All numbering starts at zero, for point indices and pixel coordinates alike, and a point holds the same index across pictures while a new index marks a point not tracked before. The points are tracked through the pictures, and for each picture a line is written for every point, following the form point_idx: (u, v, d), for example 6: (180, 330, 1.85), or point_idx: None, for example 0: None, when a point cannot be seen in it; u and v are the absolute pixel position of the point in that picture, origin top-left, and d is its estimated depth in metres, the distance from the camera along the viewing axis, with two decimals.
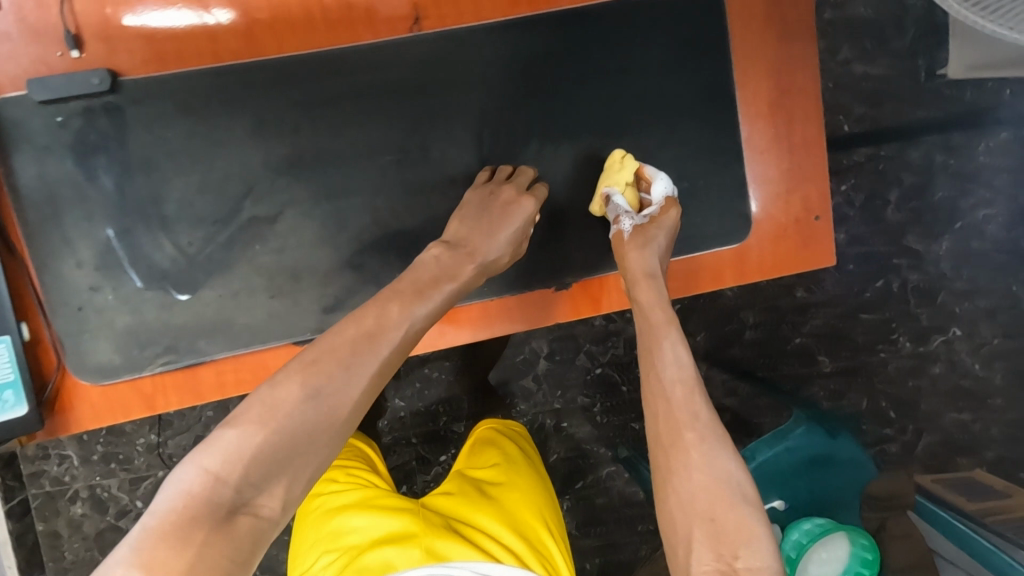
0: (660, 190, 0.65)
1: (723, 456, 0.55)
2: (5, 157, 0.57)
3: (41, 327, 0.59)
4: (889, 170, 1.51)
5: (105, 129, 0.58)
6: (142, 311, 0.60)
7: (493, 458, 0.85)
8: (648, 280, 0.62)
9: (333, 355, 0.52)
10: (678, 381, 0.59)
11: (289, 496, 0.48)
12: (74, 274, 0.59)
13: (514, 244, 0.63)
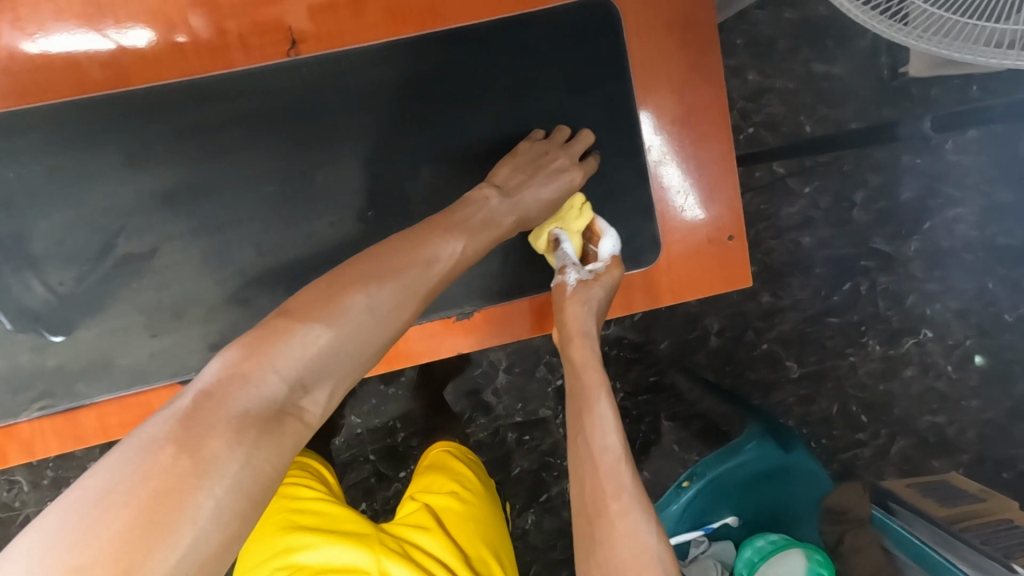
0: (610, 249, 0.81)
1: (641, 525, 0.69)
2: None
3: None
4: (846, 171, 1.54)
5: None
6: (19, 357, 0.76)
7: (450, 483, 0.98)
8: (582, 336, 0.81)
9: (401, 277, 0.67)
10: (617, 449, 0.74)
11: (333, 393, 0.61)
12: None
13: (550, 203, 0.82)
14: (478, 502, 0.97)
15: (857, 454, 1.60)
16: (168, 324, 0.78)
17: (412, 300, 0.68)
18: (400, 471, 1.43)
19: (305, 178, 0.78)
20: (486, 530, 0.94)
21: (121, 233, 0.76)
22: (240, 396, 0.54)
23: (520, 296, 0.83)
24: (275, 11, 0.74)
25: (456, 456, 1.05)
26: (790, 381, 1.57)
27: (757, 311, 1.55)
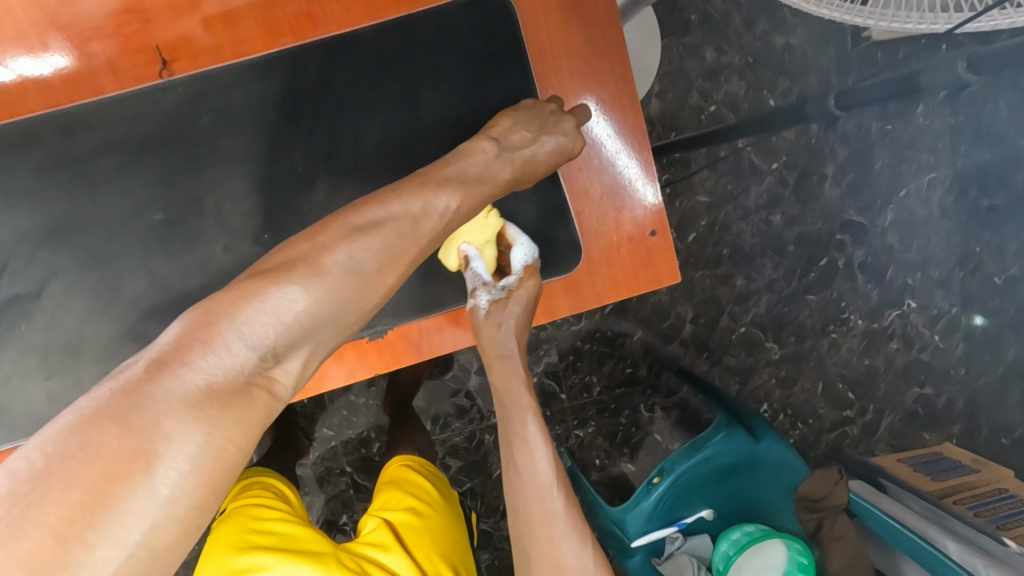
0: (528, 258, 0.79)
1: (576, 547, 0.68)
2: None
3: None
4: (814, 144, 1.50)
5: None
6: None
7: (407, 498, 0.86)
8: (502, 360, 0.80)
9: (381, 234, 0.62)
10: (547, 476, 0.72)
11: (308, 358, 0.57)
12: None
13: (549, 162, 0.75)
14: (444, 519, 0.87)
15: (844, 433, 1.57)
16: (64, 364, 0.75)
17: (396, 257, 0.63)
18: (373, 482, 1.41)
19: (193, 203, 0.76)
20: (454, 551, 0.84)
21: (3, 272, 0.74)
22: (199, 366, 0.51)
23: (435, 311, 0.80)
24: (144, 32, 0.72)
25: (416, 471, 0.94)
26: (770, 363, 1.54)
27: (731, 295, 1.51)
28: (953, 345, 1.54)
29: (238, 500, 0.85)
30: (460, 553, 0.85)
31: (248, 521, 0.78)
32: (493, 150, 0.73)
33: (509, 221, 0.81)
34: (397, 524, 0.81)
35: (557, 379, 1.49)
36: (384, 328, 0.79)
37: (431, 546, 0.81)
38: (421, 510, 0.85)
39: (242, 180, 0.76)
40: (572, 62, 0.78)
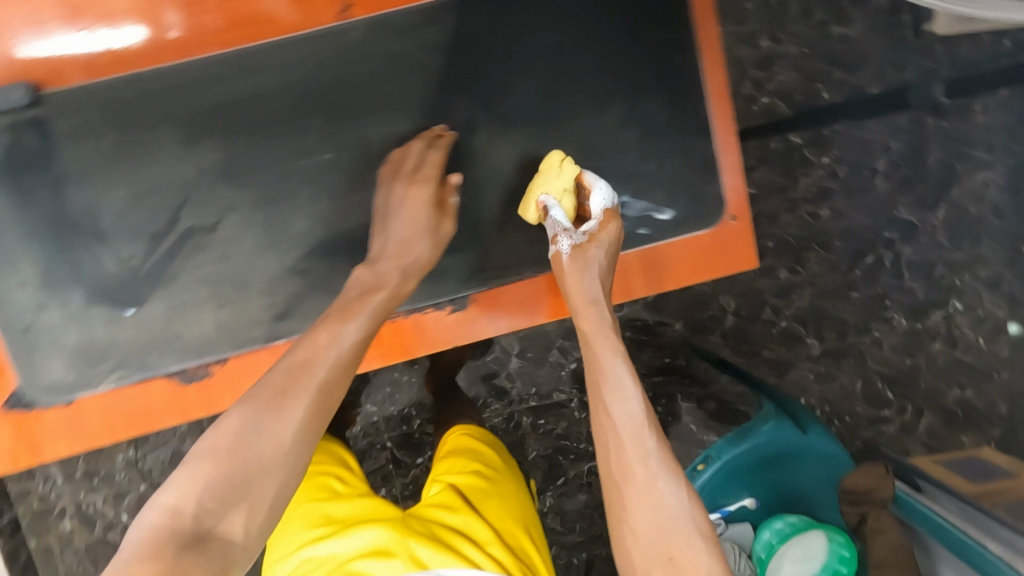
0: (609, 202, 0.80)
1: (673, 488, 0.63)
2: None
3: (9, 365, 0.76)
4: (867, 138, 1.48)
5: (36, 143, 0.76)
6: (89, 328, 0.77)
7: (473, 464, 0.89)
8: (591, 305, 0.76)
9: (279, 377, 0.63)
10: (639, 416, 0.67)
11: (247, 523, 0.55)
12: (20, 293, 0.76)
13: (431, 232, 0.77)
14: (509, 485, 0.88)
15: (882, 432, 1.54)
16: (233, 295, 0.79)
17: (319, 398, 0.62)
18: (417, 458, 1.45)
19: (280, 167, 0.79)
20: (524, 512, 0.85)
21: (103, 222, 0.77)
22: (158, 543, 0.51)
23: (502, 282, 0.83)
24: (249, 2, 0.75)
25: (475, 440, 0.96)
26: (809, 358, 1.54)
27: (773, 287, 1.51)
28: (998, 347, 1.50)
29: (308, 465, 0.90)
30: (528, 516, 0.85)
31: (318, 493, 0.84)
32: (380, 249, 0.76)
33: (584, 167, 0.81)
34: (462, 489, 0.83)
35: None
36: (468, 294, 0.82)
37: (498, 509, 0.82)
38: (483, 476, 0.86)
39: (351, 145, 0.80)
40: (651, 51, 0.81)
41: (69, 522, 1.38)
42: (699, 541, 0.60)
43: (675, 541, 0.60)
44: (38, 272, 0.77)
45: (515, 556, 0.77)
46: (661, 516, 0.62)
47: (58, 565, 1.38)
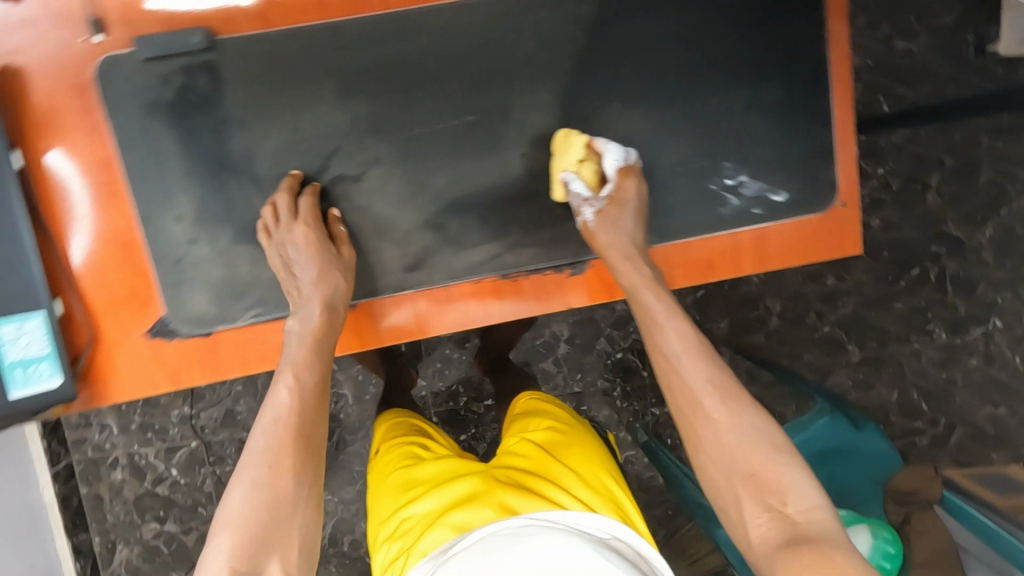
0: (621, 160, 0.61)
1: (747, 413, 0.55)
2: (44, 141, 0.57)
3: (73, 303, 0.60)
4: (918, 152, 1.50)
5: (203, 85, 0.58)
6: (236, 266, 0.62)
7: (547, 421, 0.92)
8: (626, 259, 0.60)
9: (263, 424, 0.54)
10: (681, 348, 0.58)
11: (287, 565, 0.48)
12: (174, 228, 0.60)
13: (331, 267, 0.60)
14: (584, 436, 0.91)
15: (913, 442, 1.58)
16: None
17: (299, 424, 0.54)
18: (461, 435, 1.49)
19: None
20: (603, 459, 0.88)
21: None
22: None
23: None
24: None
25: (546, 403, 0.99)
26: (849, 365, 1.56)
27: (819, 292, 1.53)
28: None
29: (395, 433, 0.96)
30: (608, 462, 0.88)
31: (408, 456, 0.89)
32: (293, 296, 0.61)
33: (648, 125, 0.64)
34: (540, 443, 0.87)
35: (641, 356, 1.51)
36: (587, 260, 0.65)
37: (576, 457, 0.85)
38: (557, 431, 0.89)
39: None
40: None
41: (120, 473, 1.40)
42: (780, 459, 0.53)
43: (751, 464, 0.53)
44: (197, 206, 0.60)
45: (601, 498, 0.80)
46: (730, 441, 0.54)
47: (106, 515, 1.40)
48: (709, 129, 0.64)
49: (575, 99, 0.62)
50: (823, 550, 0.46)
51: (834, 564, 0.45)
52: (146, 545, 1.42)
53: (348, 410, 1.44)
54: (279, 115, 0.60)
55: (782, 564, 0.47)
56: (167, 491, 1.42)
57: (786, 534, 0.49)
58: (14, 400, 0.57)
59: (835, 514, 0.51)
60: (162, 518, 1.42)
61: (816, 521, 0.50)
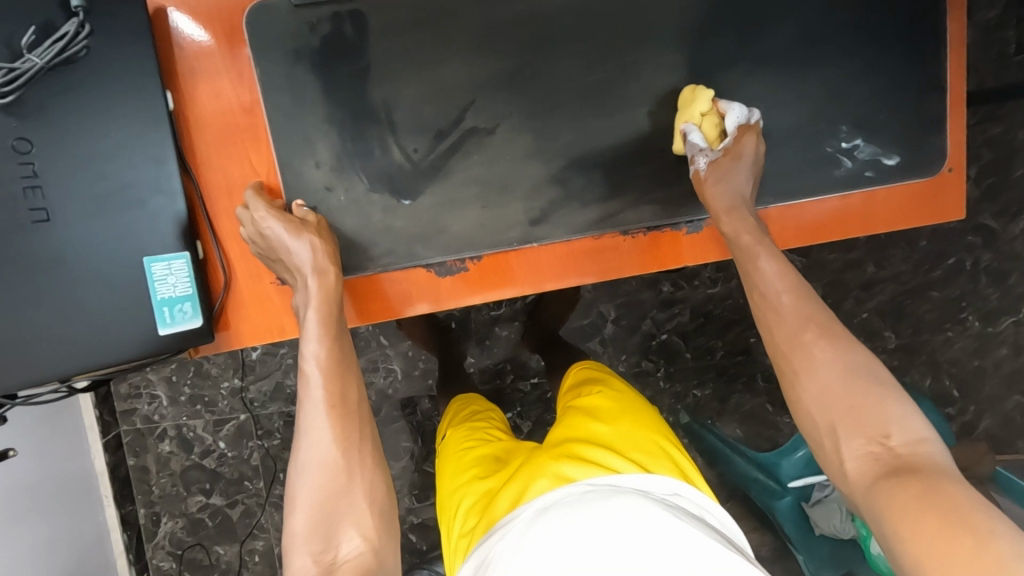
0: (744, 117, 0.64)
1: (855, 348, 0.56)
2: (190, 85, 0.58)
3: (212, 247, 0.61)
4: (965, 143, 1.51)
5: (349, 33, 0.60)
6: (369, 214, 0.63)
7: (597, 387, 0.76)
8: (731, 211, 0.62)
9: (310, 411, 0.57)
10: (781, 289, 0.60)
11: (363, 528, 0.55)
12: (313, 173, 0.61)
13: (306, 229, 0.59)
14: (641, 400, 0.74)
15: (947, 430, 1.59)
16: None
17: (334, 400, 0.57)
18: (507, 411, 1.50)
19: None
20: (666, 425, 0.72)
21: None
22: None
23: None
24: None
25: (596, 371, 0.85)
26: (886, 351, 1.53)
27: (859, 280, 1.50)
28: None
29: (459, 432, 0.88)
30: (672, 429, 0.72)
31: (466, 454, 0.80)
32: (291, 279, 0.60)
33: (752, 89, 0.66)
34: (596, 411, 0.71)
35: (685, 339, 1.51)
36: (703, 220, 0.68)
37: (624, 414, 0.70)
38: (601, 393, 0.75)
39: None
40: None
41: (167, 445, 1.33)
42: (881, 392, 0.54)
43: (855, 396, 0.54)
44: (337, 153, 0.61)
45: (663, 457, 0.65)
46: (828, 375, 0.55)
47: (152, 487, 1.33)
48: (828, 94, 0.66)
49: (702, 59, 0.64)
50: (932, 477, 0.48)
51: (943, 490, 0.46)
52: (191, 517, 1.35)
53: (397, 385, 1.44)
54: (420, 65, 0.61)
55: (888, 488, 0.49)
56: (216, 464, 1.33)
57: (889, 465, 0.50)
58: (162, 337, 0.57)
59: (937, 441, 0.52)
60: (208, 491, 1.34)
61: (920, 452, 0.51)
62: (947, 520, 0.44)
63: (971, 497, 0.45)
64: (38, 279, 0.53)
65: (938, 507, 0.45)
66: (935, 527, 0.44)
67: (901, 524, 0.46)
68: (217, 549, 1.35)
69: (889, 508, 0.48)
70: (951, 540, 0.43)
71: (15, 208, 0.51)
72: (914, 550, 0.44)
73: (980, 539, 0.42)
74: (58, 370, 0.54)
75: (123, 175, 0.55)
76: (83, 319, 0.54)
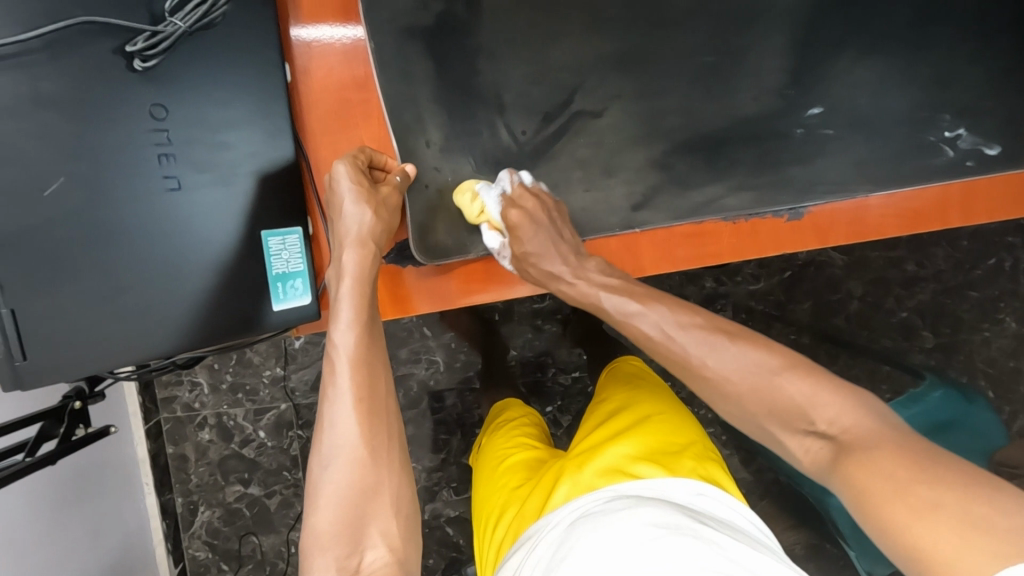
0: (515, 183, 0.61)
1: (729, 353, 0.56)
2: (302, 56, 0.57)
3: (319, 224, 0.60)
4: None
5: (462, 11, 0.59)
6: (475, 194, 0.62)
7: (621, 395, 0.75)
8: (560, 276, 0.62)
9: (340, 408, 0.52)
10: (662, 320, 0.59)
11: (388, 534, 0.52)
12: (422, 151, 0.61)
13: (376, 199, 0.56)
14: (667, 403, 0.72)
15: None
16: None
17: (361, 393, 0.53)
18: (546, 407, 1.29)
19: None
20: (689, 426, 0.69)
21: None
22: None
23: (831, 201, 0.66)
24: None
25: (633, 371, 0.83)
26: (923, 351, 1.32)
27: (901, 279, 1.30)
28: None
29: (492, 438, 0.84)
30: (700, 433, 0.69)
31: (501, 458, 0.77)
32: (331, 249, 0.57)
33: (859, 79, 0.65)
34: (612, 416, 0.70)
35: None
36: (806, 207, 0.66)
37: (654, 419, 0.67)
38: (634, 396, 0.73)
39: None
40: None
41: (207, 433, 1.25)
42: (792, 380, 0.53)
43: (769, 396, 0.53)
44: (446, 131, 0.61)
45: (692, 463, 0.62)
46: (734, 378, 0.55)
47: (190, 475, 1.25)
48: (931, 83, 0.66)
49: (808, 46, 0.64)
50: (884, 454, 0.46)
51: (914, 467, 0.44)
52: (229, 507, 1.27)
53: (438, 378, 1.25)
54: (532, 45, 0.61)
55: (844, 477, 0.47)
56: (254, 455, 1.25)
57: (830, 453, 0.50)
58: (276, 315, 0.54)
59: (871, 412, 0.50)
60: (246, 481, 1.26)
61: (849, 424, 0.49)
62: (895, 491, 0.43)
63: (910, 458, 0.45)
64: (160, 248, 0.47)
65: (884, 482, 0.44)
66: (896, 504, 0.43)
67: (887, 516, 0.43)
68: (253, 539, 1.27)
69: (853, 497, 0.46)
70: (905, 515, 0.42)
71: (144, 170, 0.47)
72: (890, 539, 0.43)
73: (928, 506, 0.42)
74: (173, 347, 0.49)
75: (247, 144, 0.52)
76: (205, 294, 0.50)
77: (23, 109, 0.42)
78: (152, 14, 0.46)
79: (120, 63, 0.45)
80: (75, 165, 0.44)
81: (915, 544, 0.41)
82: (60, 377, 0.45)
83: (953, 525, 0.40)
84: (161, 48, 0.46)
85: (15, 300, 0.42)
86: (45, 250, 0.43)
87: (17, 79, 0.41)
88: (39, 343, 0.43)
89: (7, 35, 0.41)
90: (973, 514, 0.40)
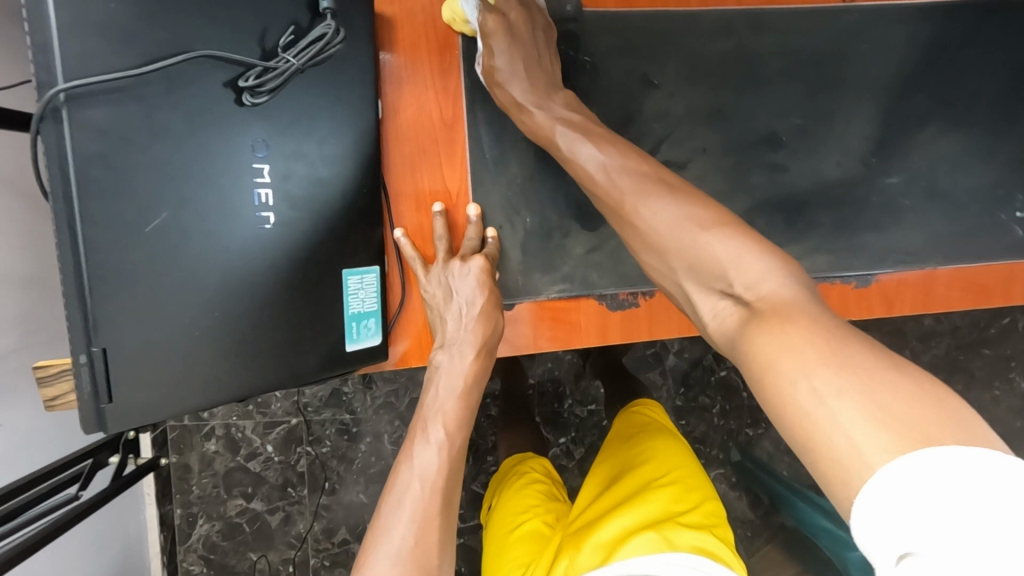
0: None
1: (661, 203, 0.50)
2: (396, 91, 0.56)
3: (393, 264, 0.58)
4: None
5: (559, 54, 0.60)
6: (549, 238, 0.61)
7: (620, 458, 0.73)
8: (514, 24, 0.56)
9: (409, 496, 0.49)
10: (576, 142, 0.54)
11: None
12: (502, 193, 0.60)
13: (497, 304, 0.57)
14: (676, 458, 0.69)
15: None
16: None
17: (445, 496, 0.51)
18: (559, 438, 1.23)
19: None
20: (697, 486, 0.66)
21: None
22: None
23: (900, 269, 0.65)
24: None
25: (644, 418, 0.80)
26: None
27: (918, 331, 1.28)
28: None
29: (503, 489, 0.81)
30: (711, 498, 0.66)
31: (513, 507, 0.75)
32: (439, 332, 0.58)
33: (935, 147, 0.66)
34: (618, 482, 0.68)
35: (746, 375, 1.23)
36: (874, 274, 0.65)
37: (659, 481, 0.64)
38: (641, 452, 0.70)
39: None
40: None
41: (213, 444, 1.18)
42: (712, 237, 0.47)
43: (692, 251, 0.48)
44: (528, 173, 0.60)
45: (695, 531, 0.58)
46: (661, 232, 0.50)
47: (191, 487, 1.18)
48: (1006, 161, 0.67)
49: (891, 115, 0.65)
50: (792, 317, 0.40)
51: (808, 339, 0.38)
52: (228, 522, 1.20)
53: None
54: (623, 94, 0.61)
55: (746, 344, 0.41)
56: (260, 469, 1.19)
57: (740, 312, 0.44)
58: (349, 354, 0.53)
59: (802, 280, 0.43)
60: (249, 496, 1.19)
61: (767, 290, 0.43)
62: (802, 373, 0.36)
63: (843, 340, 0.37)
64: (248, 289, 0.46)
65: (795, 362, 0.37)
66: (817, 352, 0.37)
67: (777, 383, 0.37)
68: (250, 556, 1.20)
69: (763, 358, 0.39)
70: (802, 393, 0.36)
71: (240, 210, 0.45)
72: (790, 424, 0.36)
73: (828, 392, 0.34)
74: (245, 381, 0.47)
75: (336, 180, 0.51)
76: (285, 331, 0.49)
77: (130, 142, 0.40)
78: (264, 49, 0.45)
79: (230, 97, 0.44)
80: (180, 200, 0.42)
81: (811, 422, 0.35)
82: (143, 418, 0.43)
83: (865, 405, 0.33)
84: (270, 86, 0.44)
85: (108, 338, 0.40)
86: (139, 290, 0.41)
87: (134, 110, 0.40)
88: (127, 384, 0.41)
89: (127, 66, 0.39)
90: (883, 400, 0.33)
